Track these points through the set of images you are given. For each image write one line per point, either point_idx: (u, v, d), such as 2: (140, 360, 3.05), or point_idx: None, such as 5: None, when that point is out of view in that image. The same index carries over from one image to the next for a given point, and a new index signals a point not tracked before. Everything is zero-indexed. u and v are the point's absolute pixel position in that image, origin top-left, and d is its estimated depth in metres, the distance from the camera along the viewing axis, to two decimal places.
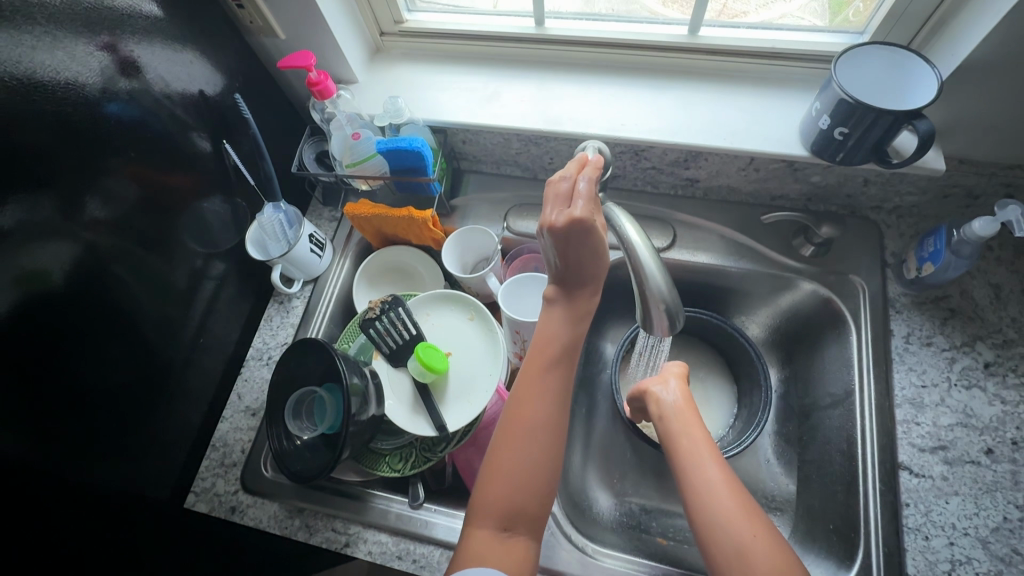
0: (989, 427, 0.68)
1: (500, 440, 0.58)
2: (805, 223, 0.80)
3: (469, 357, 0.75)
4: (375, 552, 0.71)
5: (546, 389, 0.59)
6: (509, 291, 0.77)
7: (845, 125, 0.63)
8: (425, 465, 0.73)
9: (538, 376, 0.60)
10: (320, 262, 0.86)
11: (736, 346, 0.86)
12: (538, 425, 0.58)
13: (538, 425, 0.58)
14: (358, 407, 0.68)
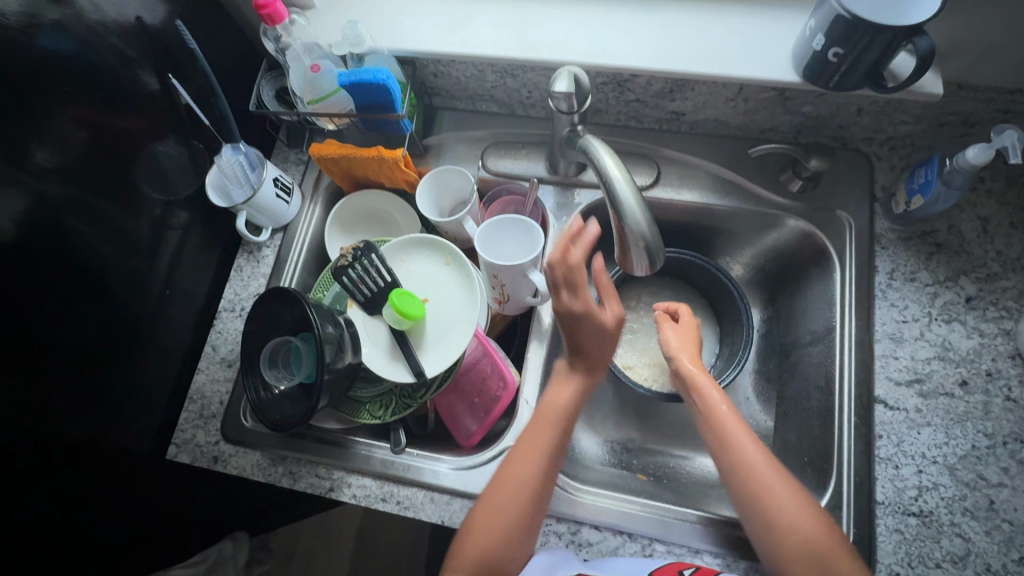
0: (966, 359, 0.68)
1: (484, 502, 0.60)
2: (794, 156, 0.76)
3: (446, 304, 0.73)
4: (359, 495, 0.71)
5: (528, 486, 0.60)
6: (487, 236, 0.73)
7: (843, 47, 0.59)
8: (405, 411, 0.73)
9: (520, 470, 0.61)
10: (288, 209, 0.82)
11: (721, 287, 0.84)
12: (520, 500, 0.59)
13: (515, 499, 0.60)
14: (333, 355, 0.67)
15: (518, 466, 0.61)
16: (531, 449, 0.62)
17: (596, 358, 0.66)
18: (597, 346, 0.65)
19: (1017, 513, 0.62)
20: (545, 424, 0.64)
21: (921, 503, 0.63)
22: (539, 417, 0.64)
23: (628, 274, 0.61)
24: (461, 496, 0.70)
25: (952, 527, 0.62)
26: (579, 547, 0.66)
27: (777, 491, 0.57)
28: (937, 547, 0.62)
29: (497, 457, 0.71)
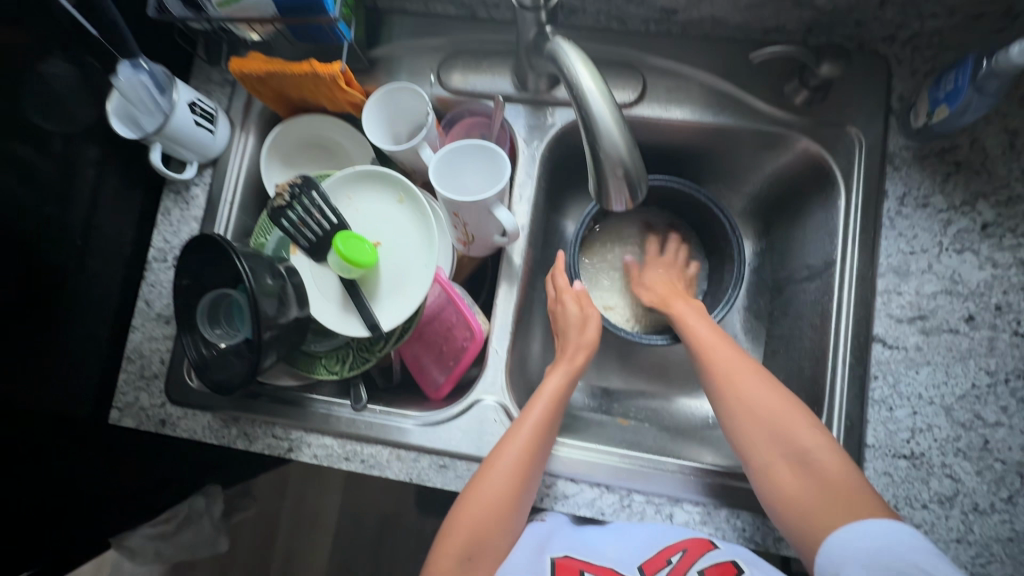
0: (974, 293, 0.62)
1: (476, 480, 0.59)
2: (803, 61, 0.65)
3: (402, 247, 0.65)
4: (320, 455, 0.67)
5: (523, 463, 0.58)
6: (443, 164, 0.63)
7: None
8: (363, 365, 0.67)
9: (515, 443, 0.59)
10: (214, 139, 0.71)
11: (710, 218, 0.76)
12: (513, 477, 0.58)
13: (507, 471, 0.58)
14: (274, 309, 0.59)
15: (507, 449, 0.59)
16: (528, 440, 0.59)
17: (586, 338, 0.68)
18: (591, 329, 0.68)
19: (1012, 452, 0.59)
20: (544, 410, 0.61)
21: (912, 445, 0.60)
22: (541, 404, 0.62)
23: (604, 208, 0.51)
24: (429, 453, 0.66)
25: (943, 468, 0.59)
26: (555, 500, 0.63)
27: (752, 381, 0.58)
28: (925, 489, 0.59)
29: (466, 411, 0.66)
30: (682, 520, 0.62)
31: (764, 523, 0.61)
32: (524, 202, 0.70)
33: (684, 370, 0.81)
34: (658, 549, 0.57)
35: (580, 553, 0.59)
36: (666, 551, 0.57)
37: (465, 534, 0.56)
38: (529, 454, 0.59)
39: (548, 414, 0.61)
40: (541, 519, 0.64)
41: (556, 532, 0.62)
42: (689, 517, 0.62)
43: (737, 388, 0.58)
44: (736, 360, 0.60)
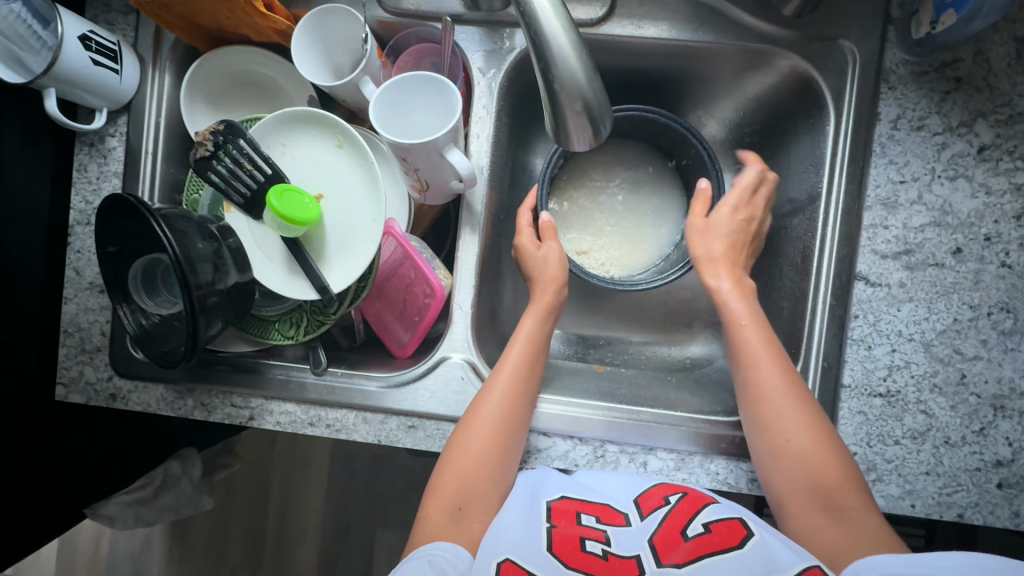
0: (964, 223, 0.58)
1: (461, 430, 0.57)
2: None
3: (346, 199, 0.58)
4: (283, 422, 0.64)
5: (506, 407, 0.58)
6: (385, 102, 0.55)
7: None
8: (319, 328, 0.63)
9: (496, 386, 0.58)
10: (121, 80, 0.61)
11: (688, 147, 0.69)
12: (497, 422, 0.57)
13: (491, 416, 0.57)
14: (211, 275, 0.53)
15: (492, 391, 0.58)
16: (516, 377, 0.59)
17: (549, 273, 0.65)
18: (552, 266, 0.65)
19: (988, 385, 0.58)
20: (520, 346, 0.61)
21: (889, 383, 0.59)
22: (520, 346, 0.60)
23: (564, 148, 0.46)
24: (396, 414, 0.63)
25: (917, 404, 0.59)
26: (529, 454, 0.62)
27: (804, 418, 0.54)
28: (898, 426, 0.59)
29: (432, 370, 0.63)
30: (656, 467, 0.61)
31: (737, 466, 0.60)
32: (484, 141, 0.64)
33: (663, 313, 0.79)
34: (653, 487, 0.57)
35: (575, 493, 0.56)
36: (663, 491, 0.56)
37: (453, 481, 0.55)
38: (518, 392, 0.58)
39: (529, 355, 0.61)
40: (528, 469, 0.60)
41: (547, 475, 0.58)
42: (663, 464, 0.61)
43: (788, 422, 0.54)
44: (793, 393, 0.55)
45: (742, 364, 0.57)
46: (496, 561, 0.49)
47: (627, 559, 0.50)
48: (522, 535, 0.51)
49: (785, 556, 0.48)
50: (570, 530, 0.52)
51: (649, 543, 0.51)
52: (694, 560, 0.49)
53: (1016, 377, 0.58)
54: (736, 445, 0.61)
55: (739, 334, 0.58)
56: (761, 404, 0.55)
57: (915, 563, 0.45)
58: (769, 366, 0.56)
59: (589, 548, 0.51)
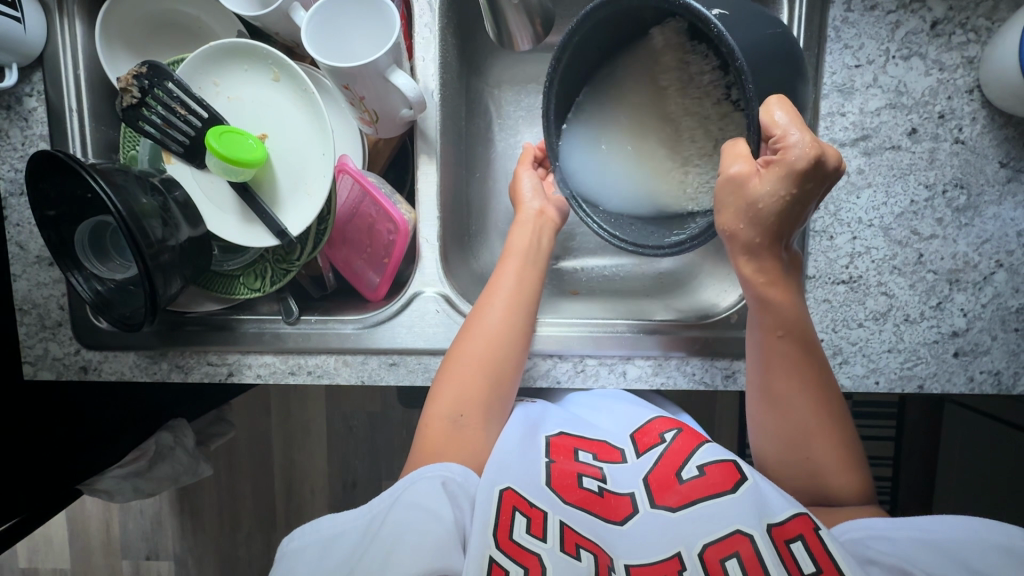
0: (919, 103, 0.58)
1: (456, 349, 0.58)
2: None
3: (292, 135, 0.56)
4: (264, 374, 0.64)
5: (503, 342, 0.58)
6: (319, 26, 0.52)
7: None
8: (284, 278, 0.61)
9: (492, 305, 0.59)
10: (26, 30, 0.56)
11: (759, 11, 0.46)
12: (493, 358, 0.58)
13: (488, 344, 0.58)
14: (161, 231, 0.51)
15: (473, 361, 0.57)
16: (495, 336, 0.58)
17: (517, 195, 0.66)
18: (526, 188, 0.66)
19: (944, 261, 0.60)
20: (509, 271, 0.61)
21: (851, 270, 0.61)
22: (511, 265, 0.61)
23: (509, 46, 0.65)
24: (376, 354, 0.63)
25: (878, 287, 0.61)
26: None
27: (826, 432, 0.54)
28: (861, 309, 0.61)
29: (405, 307, 0.63)
30: (636, 374, 0.63)
31: (712, 364, 0.62)
32: (430, 64, 0.61)
33: None
34: (651, 423, 0.61)
35: (572, 429, 0.61)
36: (660, 427, 0.60)
37: (450, 393, 0.57)
38: (501, 363, 0.58)
39: (521, 275, 0.61)
40: (528, 404, 0.64)
41: (547, 411, 0.63)
42: (641, 371, 0.63)
43: (810, 428, 0.54)
44: (817, 409, 0.54)
45: (765, 364, 0.54)
46: (499, 489, 0.52)
47: (622, 496, 0.56)
48: (524, 469, 0.54)
49: (775, 503, 0.52)
50: (569, 466, 0.57)
51: (644, 482, 0.56)
52: (688, 504, 0.53)
53: (970, 250, 0.60)
54: (710, 346, 0.62)
55: (769, 348, 0.53)
56: (781, 416, 0.55)
57: (902, 525, 0.51)
58: (798, 380, 0.53)
59: (586, 485, 0.56)
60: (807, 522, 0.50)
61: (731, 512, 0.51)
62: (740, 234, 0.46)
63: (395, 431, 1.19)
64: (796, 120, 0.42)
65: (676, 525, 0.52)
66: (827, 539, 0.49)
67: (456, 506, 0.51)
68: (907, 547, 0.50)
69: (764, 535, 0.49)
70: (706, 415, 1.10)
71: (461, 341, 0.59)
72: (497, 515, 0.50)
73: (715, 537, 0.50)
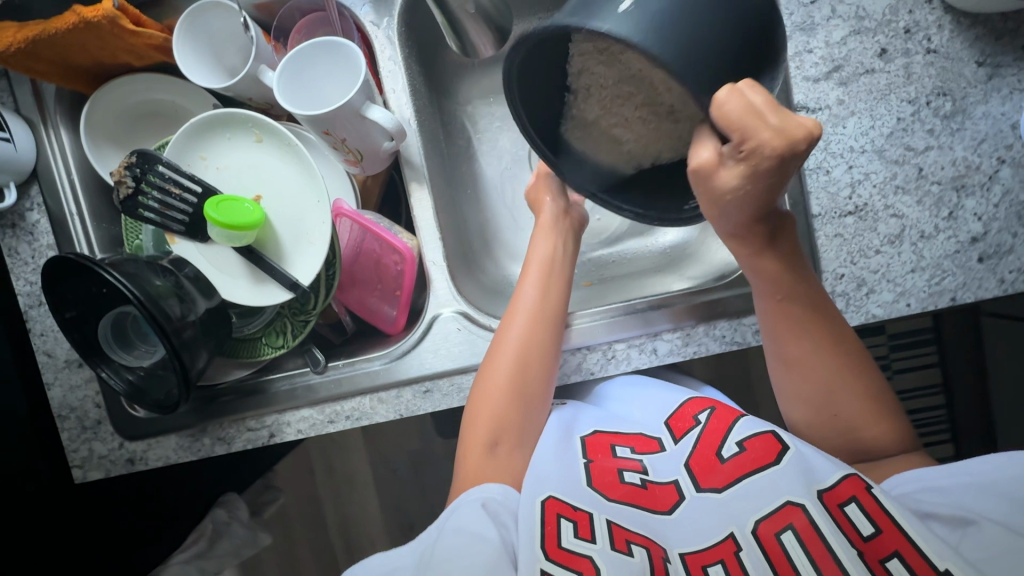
0: (882, 23, 0.59)
1: (485, 373, 0.59)
2: None
3: (283, 191, 0.57)
4: (305, 428, 0.64)
5: (530, 361, 0.58)
6: (289, 79, 0.54)
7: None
8: (305, 329, 0.62)
9: (513, 325, 0.59)
10: (16, 146, 0.58)
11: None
12: (523, 379, 0.58)
13: (513, 365, 0.58)
14: (179, 308, 0.52)
15: (497, 386, 0.57)
16: (517, 358, 0.58)
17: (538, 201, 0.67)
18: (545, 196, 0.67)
19: (945, 170, 0.60)
20: (526, 283, 0.62)
21: (855, 199, 0.60)
22: (531, 276, 0.62)
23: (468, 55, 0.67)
24: (408, 384, 0.63)
25: (887, 210, 0.60)
26: None
27: (850, 383, 0.53)
28: (874, 236, 0.61)
29: (427, 333, 0.63)
30: (666, 349, 0.62)
31: (740, 324, 0.62)
32: (401, 95, 0.62)
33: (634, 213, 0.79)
34: (684, 407, 0.60)
35: (607, 427, 0.60)
36: (693, 410, 0.59)
37: (483, 420, 0.57)
38: (525, 386, 0.58)
39: (543, 285, 0.61)
40: (559, 408, 0.63)
41: (578, 411, 0.62)
42: (671, 345, 0.62)
43: (842, 386, 0.53)
44: (835, 368, 0.53)
45: (782, 328, 0.53)
46: (540, 499, 0.51)
47: (666, 485, 0.55)
48: (564, 476, 0.54)
49: (821, 468, 0.50)
50: (608, 463, 0.57)
51: (686, 467, 0.55)
52: (733, 483, 0.52)
53: (968, 153, 0.59)
54: (735, 304, 0.62)
55: (775, 312, 0.53)
56: (804, 379, 0.54)
57: (951, 473, 0.50)
58: (811, 342, 0.53)
59: (628, 479, 0.55)
60: (857, 482, 0.49)
61: (778, 484, 0.50)
62: (721, 217, 0.45)
63: (441, 463, 1.18)
64: (751, 115, 0.38)
65: (724, 505, 0.51)
66: (881, 497, 0.48)
67: (499, 524, 0.51)
68: (960, 495, 0.49)
69: (816, 503, 0.48)
70: (744, 381, 1.08)
71: (489, 363, 0.59)
72: (544, 528, 0.50)
73: (767, 511, 0.49)
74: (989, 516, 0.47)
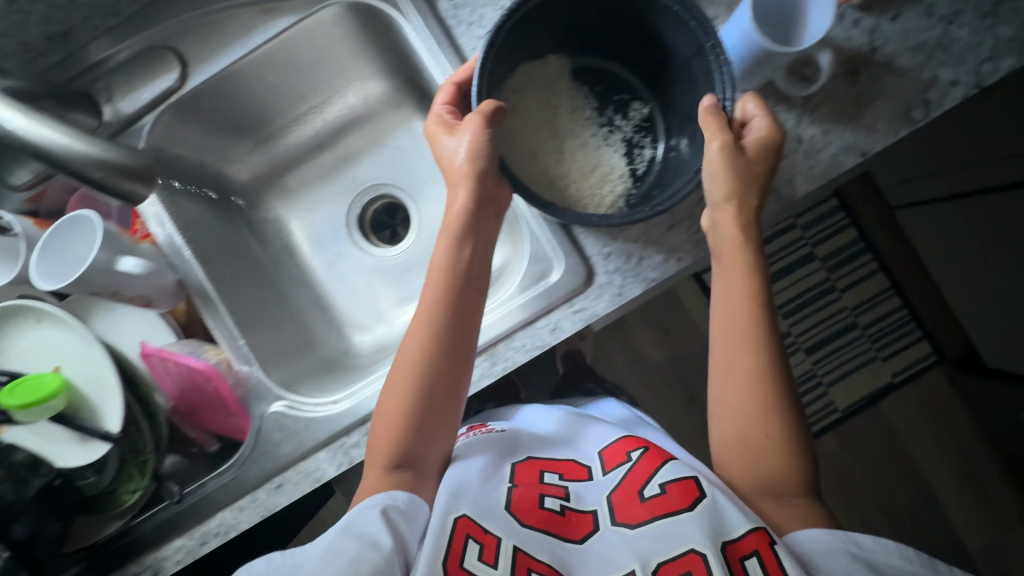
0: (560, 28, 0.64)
1: (391, 388, 0.59)
2: None
3: (76, 356, 0.63)
4: (183, 556, 0.65)
5: (439, 375, 0.58)
6: (46, 261, 0.60)
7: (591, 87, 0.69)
8: (148, 467, 0.67)
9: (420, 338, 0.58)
10: None
11: (682, 31, 0.57)
12: (429, 392, 0.57)
13: (417, 381, 0.57)
14: (12, 492, 0.59)
15: (406, 369, 0.58)
16: (421, 374, 0.57)
17: (444, 159, 0.59)
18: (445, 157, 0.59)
19: None
20: (443, 279, 0.59)
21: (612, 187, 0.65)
22: (433, 285, 0.59)
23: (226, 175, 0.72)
24: (260, 484, 0.66)
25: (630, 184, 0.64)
26: None
27: (781, 404, 0.56)
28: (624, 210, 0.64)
29: (257, 438, 0.66)
30: (477, 374, 0.65)
31: (535, 329, 0.65)
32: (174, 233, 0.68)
33: None
34: (620, 443, 0.64)
35: (542, 456, 0.64)
36: (628, 447, 0.63)
37: (384, 440, 0.57)
38: (429, 403, 0.57)
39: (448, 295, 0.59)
40: (500, 434, 0.67)
41: (519, 443, 0.66)
42: (481, 369, 0.65)
43: (775, 390, 0.57)
44: (764, 378, 0.57)
45: (742, 293, 0.58)
46: (454, 515, 0.55)
47: (583, 515, 0.58)
48: (481, 498, 0.57)
49: (731, 518, 0.52)
50: (532, 489, 0.60)
51: (608, 498, 0.58)
52: (645, 521, 0.55)
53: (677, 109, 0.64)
54: (525, 312, 0.65)
55: (729, 268, 0.58)
56: (738, 372, 0.58)
57: (842, 539, 0.52)
58: (763, 336, 0.57)
59: (548, 504, 0.59)
60: (762, 535, 0.51)
61: (685, 530, 0.52)
62: (719, 197, 0.56)
63: None
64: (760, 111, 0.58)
65: (632, 541, 0.54)
66: (781, 553, 0.49)
67: (394, 532, 0.53)
68: (845, 564, 0.51)
69: (716, 552, 0.50)
70: None
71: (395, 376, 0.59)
72: (449, 543, 0.53)
73: (670, 555, 0.51)
74: (859, 549, 0.52)
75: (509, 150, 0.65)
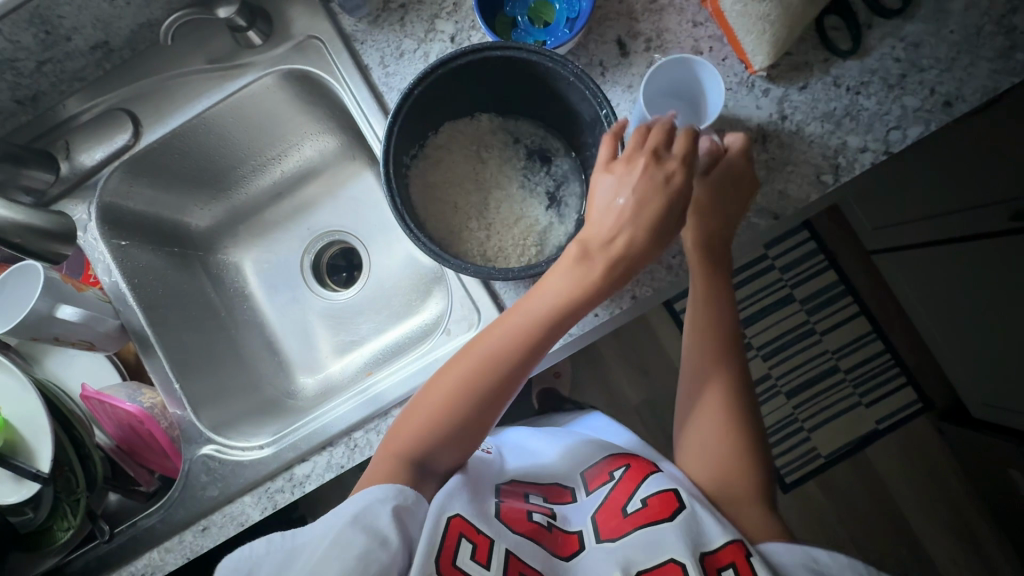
0: None
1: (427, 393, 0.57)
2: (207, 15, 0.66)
3: (14, 397, 0.66)
4: None
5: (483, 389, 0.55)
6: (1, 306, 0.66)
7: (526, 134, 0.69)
8: (79, 506, 0.68)
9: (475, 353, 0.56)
10: None
11: (583, 98, 0.58)
12: (471, 405, 0.55)
13: (461, 391, 0.55)
14: None
15: (456, 366, 0.56)
16: (468, 389, 0.55)
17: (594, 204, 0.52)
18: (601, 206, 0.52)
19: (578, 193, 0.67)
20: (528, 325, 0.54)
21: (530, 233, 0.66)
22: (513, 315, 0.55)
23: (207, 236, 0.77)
24: (188, 526, 0.67)
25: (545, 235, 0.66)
26: (301, 484, 0.66)
27: (736, 419, 0.60)
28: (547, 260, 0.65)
29: (185, 482, 0.68)
30: None
31: None
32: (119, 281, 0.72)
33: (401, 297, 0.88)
34: (604, 463, 0.65)
35: (523, 476, 0.65)
36: (609, 467, 0.63)
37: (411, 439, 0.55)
38: (463, 417, 0.55)
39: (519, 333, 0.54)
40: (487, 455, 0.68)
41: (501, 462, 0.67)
42: None
43: (737, 403, 0.60)
44: (727, 390, 0.61)
45: (705, 315, 0.62)
46: (448, 515, 0.52)
47: (570, 535, 0.58)
48: (477, 504, 0.55)
49: (710, 529, 0.53)
50: (518, 504, 0.59)
51: (592, 517, 0.59)
52: (628, 533, 0.55)
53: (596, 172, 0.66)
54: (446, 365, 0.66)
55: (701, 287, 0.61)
56: (702, 389, 0.61)
57: (799, 551, 0.53)
58: (721, 354, 0.62)
59: (536, 518, 0.58)
60: (738, 548, 0.52)
61: (667, 540, 0.53)
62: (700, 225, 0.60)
63: None
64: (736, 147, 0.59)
65: (618, 551, 0.54)
66: (757, 564, 0.50)
67: (404, 527, 0.50)
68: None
69: (696, 562, 0.51)
70: None
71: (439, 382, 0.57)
72: (444, 540, 0.50)
73: (652, 564, 0.52)
74: (817, 564, 0.52)
75: (429, 203, 0.66)
